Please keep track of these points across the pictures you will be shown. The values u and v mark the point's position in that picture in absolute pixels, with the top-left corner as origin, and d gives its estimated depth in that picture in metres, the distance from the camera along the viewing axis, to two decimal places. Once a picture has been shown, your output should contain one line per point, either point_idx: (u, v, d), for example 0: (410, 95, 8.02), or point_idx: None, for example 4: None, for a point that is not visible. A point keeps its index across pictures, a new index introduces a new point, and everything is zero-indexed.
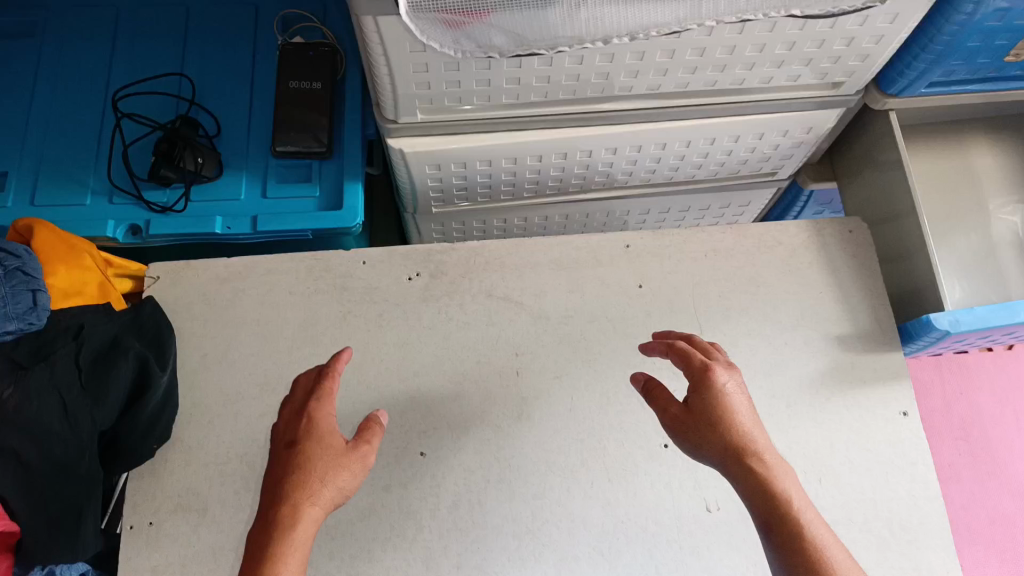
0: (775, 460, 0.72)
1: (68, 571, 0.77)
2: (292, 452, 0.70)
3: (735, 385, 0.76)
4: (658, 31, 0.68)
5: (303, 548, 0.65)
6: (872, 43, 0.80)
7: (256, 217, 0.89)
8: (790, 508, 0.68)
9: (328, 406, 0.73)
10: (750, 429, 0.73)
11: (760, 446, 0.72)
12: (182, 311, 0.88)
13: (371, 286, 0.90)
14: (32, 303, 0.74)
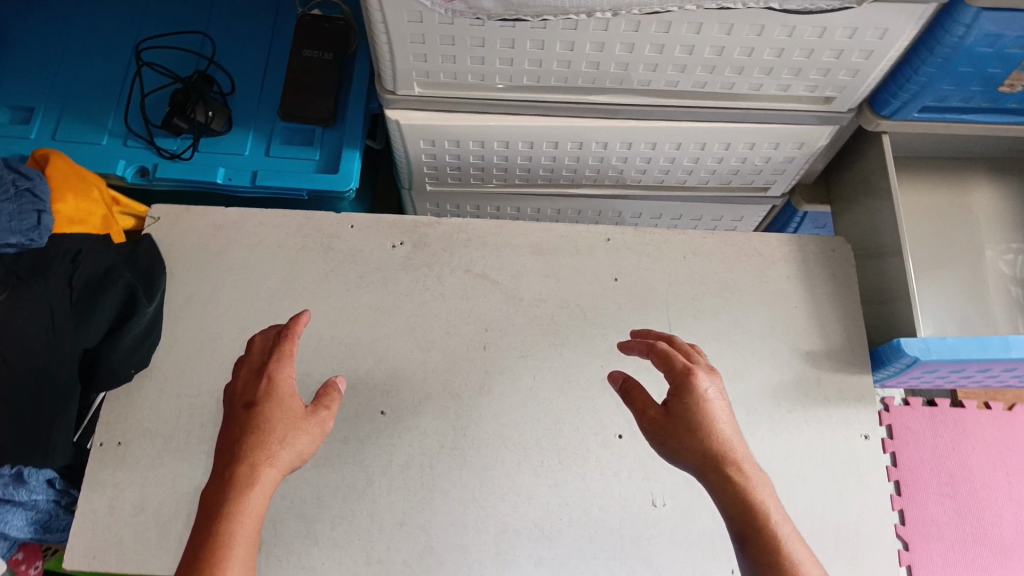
0: (757, 470, 0.69)
1: (34, 477, 0.80)
2: (247, 419, 0.69)
3: (718, 390, 0.73)
4: (640, 10, 0.70)
5: (256, 515, 0.64)
6: (862, 58, 0.81)
7: (256, 172, 0.95)
8: (768, 521, 0.65)
9: (287, 373, 0.73)
10: (731, 436, 0.70)
11: (740, 455, 0.69)
12: (176, 252, 0.93)
13: (356, 249, 0.94)
14: (36, 223, 0.78)
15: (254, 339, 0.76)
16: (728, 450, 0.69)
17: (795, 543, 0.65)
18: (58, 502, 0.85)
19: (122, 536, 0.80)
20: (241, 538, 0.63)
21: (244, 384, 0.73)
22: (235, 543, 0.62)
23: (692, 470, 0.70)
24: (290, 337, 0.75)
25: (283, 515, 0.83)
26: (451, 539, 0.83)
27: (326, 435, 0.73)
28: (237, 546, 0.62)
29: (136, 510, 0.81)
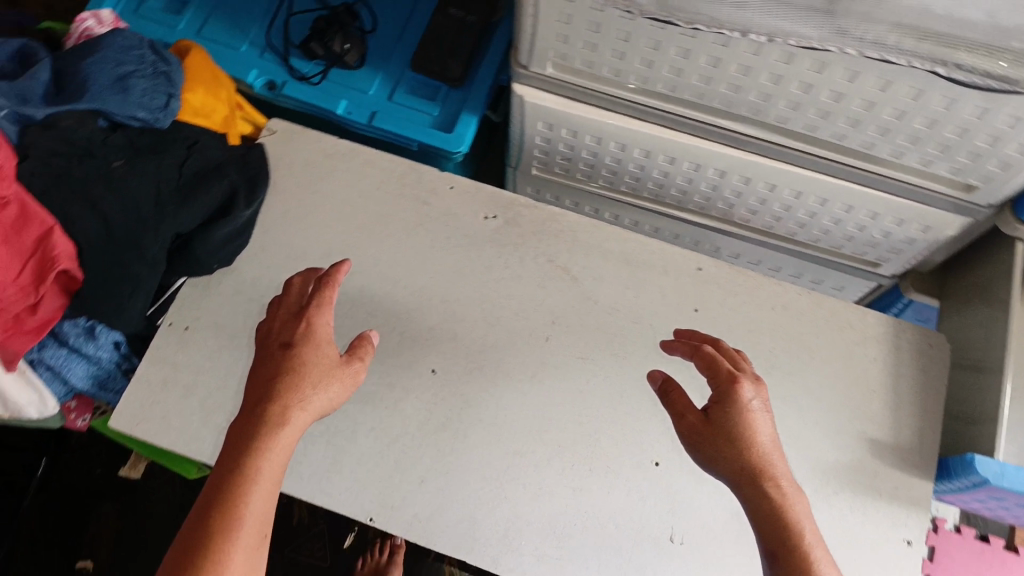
0: (794, 488, 0.68)
1: (104, 339, 0.84)
2: (284, 359, 0.71)
3: (764, 401, 0.72)
4: (797, 42, 0.69)
5: (281, 454, 0.66)
6: (1019, 152, 0.76)
7: (375, 113, 0.97)
8: (800, 538, 0.64)
9: (325, 319, 0.74)
10: (771, 449, 0.69)
11: (778, 469, 0.68)
12: (284, 166, 0.96)
13: (451, 210, 0.96)
14: (164, 105, 0.84)
15: (293, 280, 0.78)
16: (767, 464, 0.68)
17: (828, 564, 0.63)
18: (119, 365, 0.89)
19: (167, 413, 0.84)
20: (265, 475, 0.65)
21: (283, 324, 0.74)
22: (259, 480, 0.64)
23: (727, 478, 0.69)
24: (330, 284, 0.76)
25: (315, 438, 0.86)
26: (463, 509, 0.83)
27: (357, 386, 0.74)
28: (260, 484, 0.64)
29: (185, 392, 0.85)
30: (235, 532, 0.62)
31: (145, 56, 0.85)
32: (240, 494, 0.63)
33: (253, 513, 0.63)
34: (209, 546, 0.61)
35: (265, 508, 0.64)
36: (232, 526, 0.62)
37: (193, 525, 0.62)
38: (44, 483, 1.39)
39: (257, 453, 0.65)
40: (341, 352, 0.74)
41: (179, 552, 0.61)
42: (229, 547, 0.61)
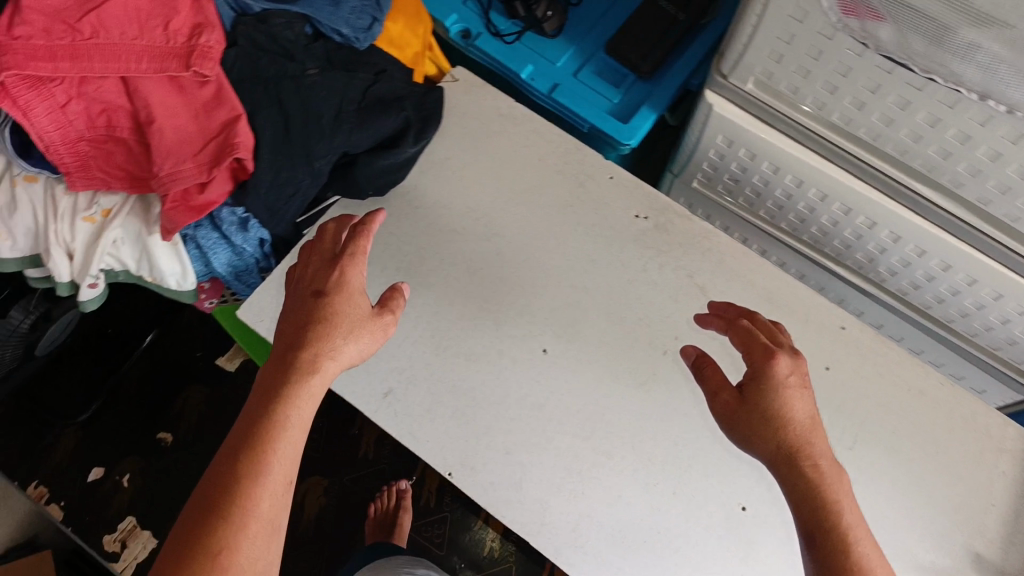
0: (831, 467, 0.63)
1: (246, 237, 0.86)
2: (316, 308, 0.70)
3: (802, 375, 0.68)
4: None
5: (309, 400, 0.66)
6: None
7: (557, 85, 0.96)
8: (841, 521, 0.60)
9: (358, 269, 0.73)
10: (807, 425, 0.65)
11: (814, 449, 0.64)
12: (456, 114, 0.96)
13: (603, 199, 0.92)
14: (367, 27, 0.85)
15: (323, 227, 0.77)
16: (804, 443, 0.64)
17: (870, 550, 0.59)
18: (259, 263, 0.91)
19: None
20: (293, 419, 0.64)
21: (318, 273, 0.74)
22: (288, 425, 0.64)
23: (763, 456, 0.65)
24: (364, 236, 0.75)
25: (416, 381, 0.85)
26: (538, 492, 0.81)
27: (387, 338, 0.74)
28: (289, 430, 0.64)
29: None
30: (264, 474, 0.61)
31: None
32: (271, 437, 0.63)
33: (283, 457, 0.62)
34: (239, 487, 0.60)
35: (295, 452, 0.64)
36: (263, 469, 0.61)
37: (223, 468, 0.62)
38: (150, 351, 1.54)
39: (285, 399, 0.64)
40: (373, 304, 0.74)
41: (208, 493, 0.61)
42: (259, 487, 0.60)
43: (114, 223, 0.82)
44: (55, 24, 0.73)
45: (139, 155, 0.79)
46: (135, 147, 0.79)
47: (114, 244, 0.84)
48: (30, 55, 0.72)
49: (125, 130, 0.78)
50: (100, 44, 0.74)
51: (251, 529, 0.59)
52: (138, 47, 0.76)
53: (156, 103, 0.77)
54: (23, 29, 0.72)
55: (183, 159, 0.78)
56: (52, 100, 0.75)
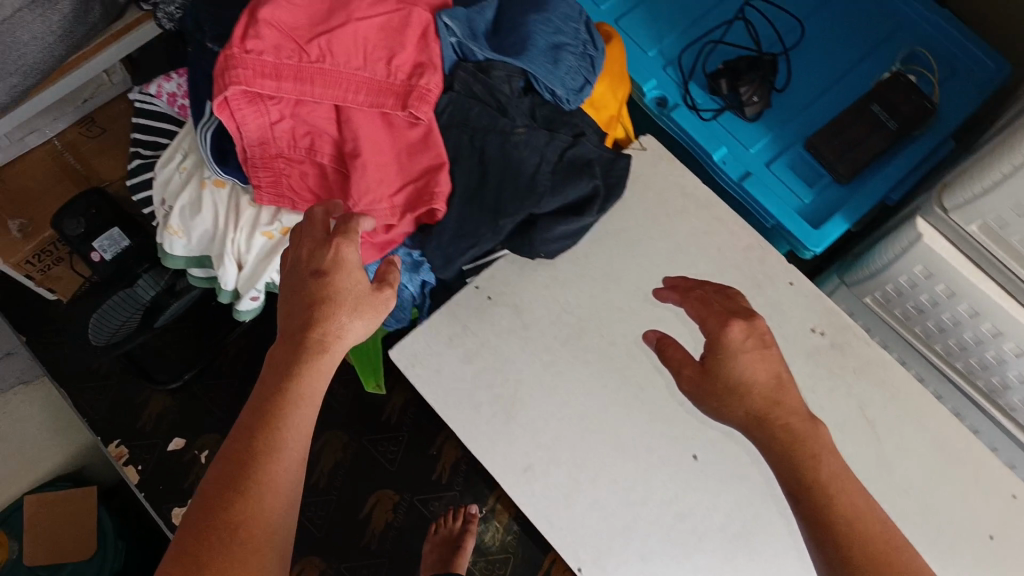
0: (829, 453, 0.59)
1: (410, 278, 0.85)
2: (317, 290, 0.65)
3: (762, 325, 0.64)
4: None
5: (317, 380, 0.64)
6: None
7: (749, 174, 0.91)
8: (842, 510, 0.56)
9: (356, 241, 0.69)
10: (747, 351, 0.62)
11: (794, 428, 0.60)
12: (639, 185, 0.91)
13: (780, 305, 0.87)
14: (579, 89, 0.82)
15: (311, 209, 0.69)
16: (782, 414, 0.60)
17: (872, 536, 0.55)
18: (415, 301, 0.90)
19: (442, 369, 0.84)
20: (298, 395, 0.63)
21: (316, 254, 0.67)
22: (296, 403, 0.62)
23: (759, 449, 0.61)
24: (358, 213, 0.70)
25: (557, 462, 0.81)
26: None
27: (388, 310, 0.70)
28: (296, 409, 0.62)
29: (467, 357, 0.85)
30: (276, 454, 0.60)
31: (582, 37, 0.84)
32: (280, 421, 0.61)
33: (293, 440, 0.61)
34: (250, 469, 0.59)
35: (305, 429, 0.63)
36: (274, 451, 0.60)
37: (231, 453, 0.60)
38: (252, 330, 1.54)
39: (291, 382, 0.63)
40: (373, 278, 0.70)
41: (217, 478, 0.59)
42: (269, 467, 0.59)
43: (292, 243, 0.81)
44: (285, 43, 0.73)
45: (334, 183, 0.78)
46: (333, 174, 0.77)
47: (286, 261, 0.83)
48: (258, 72, 0.71)
49: (326, 156, 0.77)
50: (324, 69, 0.73)
51: (262, 507, 0.58)
52: (358, 78, 0.73)
53: (365, 137, 0.75)
54: (256, 44, 0.71)
55: (380, 199, 0.76)
56: (267, 117, 0.75)
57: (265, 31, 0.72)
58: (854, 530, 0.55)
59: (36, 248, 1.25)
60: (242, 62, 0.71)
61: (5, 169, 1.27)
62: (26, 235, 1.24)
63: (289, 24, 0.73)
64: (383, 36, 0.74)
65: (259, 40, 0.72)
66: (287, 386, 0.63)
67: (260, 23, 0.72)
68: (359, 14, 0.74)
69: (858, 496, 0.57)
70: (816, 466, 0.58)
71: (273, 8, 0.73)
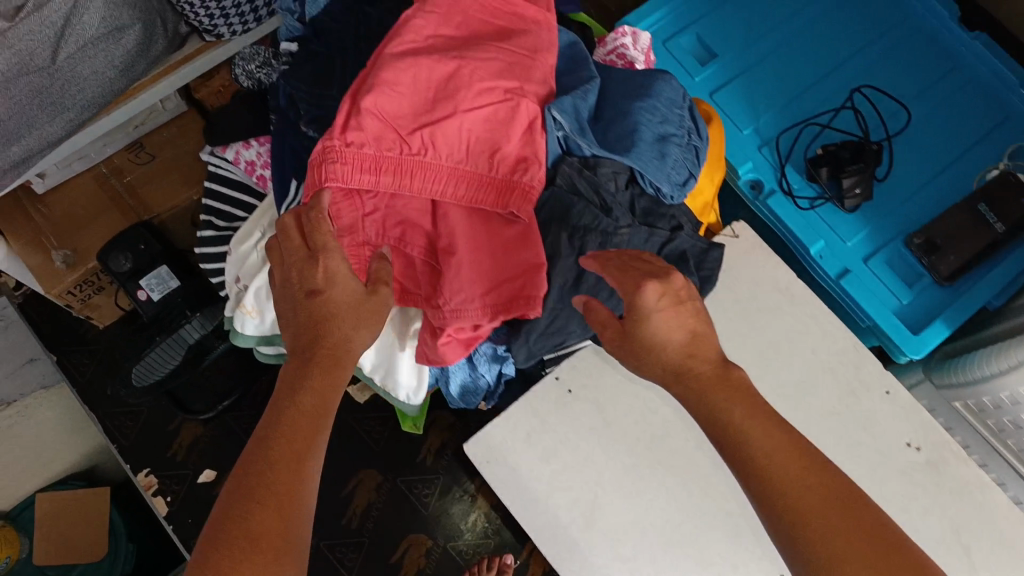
0: (753, 412, 0.56)
1: (490, 368, 0.82)
2: (316, 307, 0.62)
3: (667, 271, 0.61)
4: None
5: (327, 392, 0.60)
6: None
7: (848, 271, 0.87)
8: (753, 439, 0.55)
9: (338, 249, 0.64)
10: (666, 314, 0.59)
11: (721, 404, 0.57)
12: (731, 279, 0.88)
13: (874, 417, 0.84)
14: (684, 181, 0.77)
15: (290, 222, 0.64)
16: (718, 391, 0.58)
17: (815, 489, 0.53)
18: (489, 387, 0.85)
19: (520, 466, 0.82)
20: (307, 404, 0.59)
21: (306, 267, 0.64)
22: (311, 413, 0.59)
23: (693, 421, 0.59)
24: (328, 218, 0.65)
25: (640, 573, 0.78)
26: None
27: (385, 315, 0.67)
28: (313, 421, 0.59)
29: (548, 456, 0.82)
30: (292, 463, 0.56)
31: (687, 124, 0.79)
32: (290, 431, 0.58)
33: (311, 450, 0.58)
34: (261, 479, 0.55)
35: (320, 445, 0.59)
36: (285, 462, 0.56)
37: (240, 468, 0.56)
38: None
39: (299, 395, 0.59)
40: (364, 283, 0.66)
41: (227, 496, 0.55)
42: (280, 474, 0.55)
43: None
44: (386, 132, 0.69)
45: (425, 277, 0.74)
46: (424, 267, 0.74)
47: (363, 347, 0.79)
48: (357, 164, 0.69)
49: (419, 250, 0.73)
50: (424, 163, 0.70)
51: (280, 516, 0.54)
52: (459, 172, 0.70)
53: (461, 234, 0.71)
54: (357, 136, 0.68)
55: (470, 299, 0.71)
56: (362, 206, 0.72)
57: (366, 119, 0.68)
58: (804, 507, 0.52)
59: (79, 279, 1.20)
60: (341, 154, 0.68)
61: (49, 196, 1.22)
62: (69, 265, 1.18)
63: (392, 110, 0.69)
64: (487, 128, 0.70)
65: (360, 131, 0.68)
66: (295, 398, 0.59)
67: (361, 112, 0.68)
68: (465, 106, 0.69)
69: (812, 471, 0.54)
70: (761, 450, 0.55)
71: (376, 93, 0.69)
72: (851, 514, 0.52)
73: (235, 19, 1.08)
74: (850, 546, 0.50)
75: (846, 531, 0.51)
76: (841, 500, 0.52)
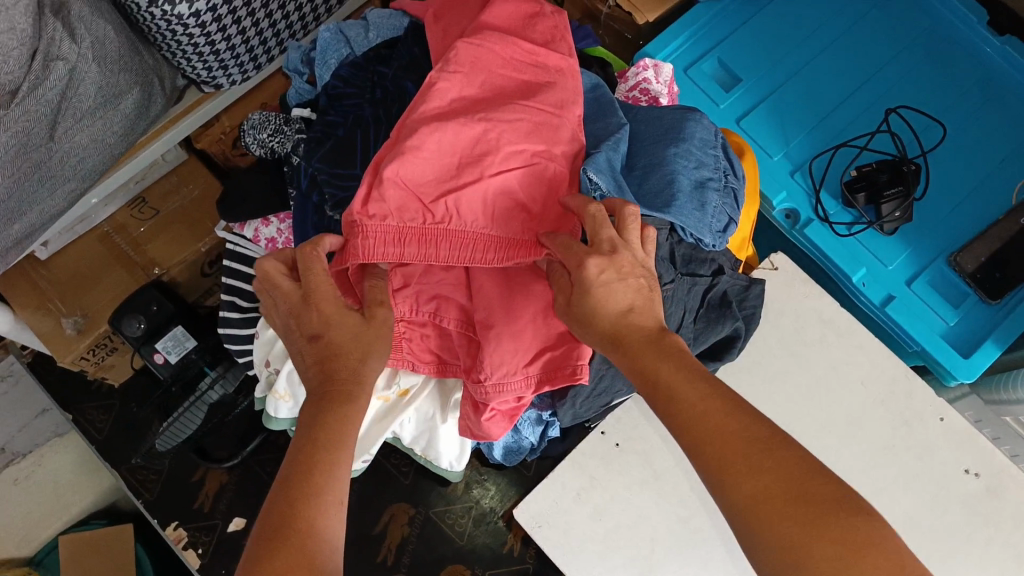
0: (688, 373, 0.54)
1: (533, 429, 0.79)
2: (320, 350, 0.58)
3: (607, 245, 0.58)
4: None
5: (349, 421, 0.55)
6: None
7: (893, 297, 0.85)
8: (684, 402, 0.53)
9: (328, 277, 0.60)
10: (599, 286, 0.57)
11: (654, 364, 0.55)
12: (771, 313, 0.85)
13: (929, 445, 0.81)
14: (724, 226, 0.74)
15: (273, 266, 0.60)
16: (653, 355, 0.55)
17: (735, 439, 0.51)
18: (532, 447, 0.83)
19: (571, 528, 0.80)
20: (325, 438, 0.53)
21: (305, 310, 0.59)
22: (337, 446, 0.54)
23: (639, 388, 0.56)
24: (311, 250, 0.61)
25: None
26: None
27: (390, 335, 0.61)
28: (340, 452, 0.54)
29: (597, 514, 0.80)
30: (319, 497, 0.51)
31: (723, 165, 0.76)
32: (309, 467, 0.52)
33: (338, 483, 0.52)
34: (285, 514, 0.49)
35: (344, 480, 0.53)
36: (306, 501, 0.50)
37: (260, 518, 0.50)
38: None
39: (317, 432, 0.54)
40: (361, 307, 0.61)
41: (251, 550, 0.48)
42: (306, 507, 0.50)
43: (413, 406, 0.75)
44: (409, 202, 0.66)
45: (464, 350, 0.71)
46: (461, 340, 0.70)
47: (401, 423, 0.77)
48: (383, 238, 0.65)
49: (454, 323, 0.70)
50: (450, 231, 0.66)
51: (309, 554, 0.48)
52: (485, 239, 0.66)
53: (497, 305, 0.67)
54: (380, 209, 0.65)
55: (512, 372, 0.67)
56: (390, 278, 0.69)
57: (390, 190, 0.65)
58: (729, 453, 0.50)
59: (92, 343, 1.16)
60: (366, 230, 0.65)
61: (55, 260, 1.17)
62: (80, 331, 1.15)
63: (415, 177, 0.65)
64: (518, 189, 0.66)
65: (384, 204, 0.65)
66: (309, 437, 0.54)
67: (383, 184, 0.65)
68: (492, 169, 0.66)
69: (737, 417, 0.52)
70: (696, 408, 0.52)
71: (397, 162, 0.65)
72: (770, 450, 0.50)
73: (234, 69, 1.04)
74: (766, 489, 0.49)
75: (768, 468, 0.49)
76: (763, 443, 0.50)
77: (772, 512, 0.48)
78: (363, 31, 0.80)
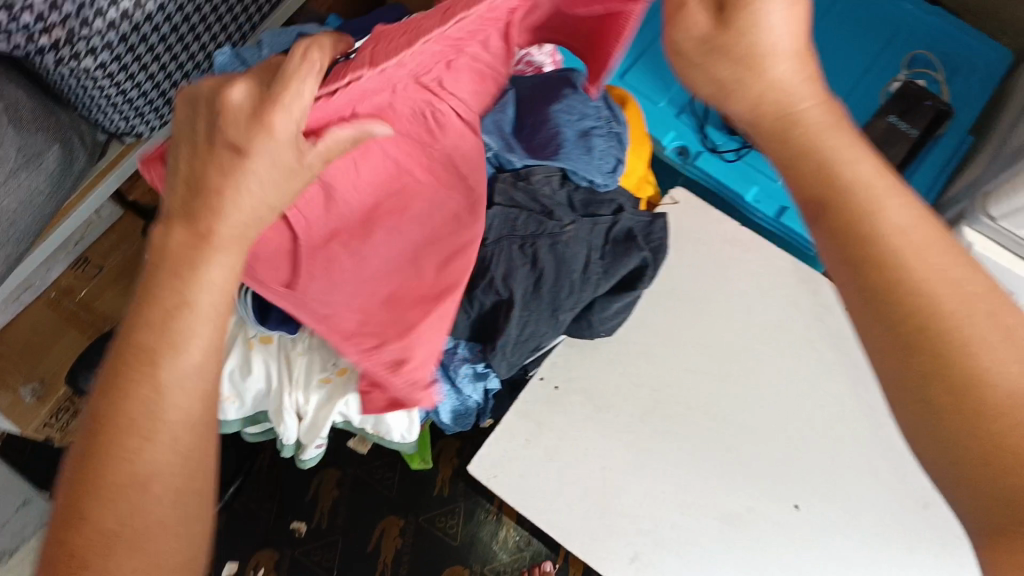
0: (889, 191, 0.46)
1: (473, 388, 0.83)
2: (217, 169, 0.48)
3: None
4: None
5: (203, 282, 0.48)
6: None
7: (785, 209, 0.92)
8: (882, 240, 0.44)
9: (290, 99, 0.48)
10: (757, 41, 0.48)
11: (833, 157, 0.48)
12: (681, 244, 0.92)
13: (843, 332, 0.89)
14: (613, 168, 0.83)
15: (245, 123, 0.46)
16: (831, 144, 0.48)
17: (948, 290, 0.43)
18: (478, 405, 0.86)
19: (527, 473, 0.82)
20: (170, 309, 0.48)
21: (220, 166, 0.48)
22: (185, 315, 0.48)
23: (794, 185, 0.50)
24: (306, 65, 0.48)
25: (666, 544, 0.79)
26: None
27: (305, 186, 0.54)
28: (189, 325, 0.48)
29: (548, 456, 0.82)
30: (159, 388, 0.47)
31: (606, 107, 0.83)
32: (176, 349, 0.48)
33: (183, 369, 0.48)
34: (122, 403, 0.47)
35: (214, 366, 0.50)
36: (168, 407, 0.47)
37: (112, 409, 0.47)
38: None
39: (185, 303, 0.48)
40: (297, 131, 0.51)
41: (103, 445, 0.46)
42: (141, 400, 0.46)
43: (350, 386, 0.76)
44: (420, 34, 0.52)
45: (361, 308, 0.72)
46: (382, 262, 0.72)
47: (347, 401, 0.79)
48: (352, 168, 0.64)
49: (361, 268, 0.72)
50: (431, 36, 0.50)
51: (148, 450, 0.46)
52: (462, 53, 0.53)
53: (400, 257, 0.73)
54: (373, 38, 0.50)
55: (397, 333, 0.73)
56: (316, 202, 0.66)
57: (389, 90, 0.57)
58: (939, 300, 0.42)
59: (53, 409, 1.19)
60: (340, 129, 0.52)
61: (4, 332, 1.19)
62: (39, 398, 1.18)
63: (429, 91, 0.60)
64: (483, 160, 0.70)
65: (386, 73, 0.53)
66: (173, 303, 0.48)
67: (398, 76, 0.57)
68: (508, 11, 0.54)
69: (939, 246, 0.44)
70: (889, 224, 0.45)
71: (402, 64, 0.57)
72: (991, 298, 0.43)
73: (150, 115, 1.10)
74: (997, 346, 0.41)
75: (989, 323, 0.42)
76: (981, 284, 0.43)
77: (991, 362, 0.41)
78: (258, 51, 0.86)
